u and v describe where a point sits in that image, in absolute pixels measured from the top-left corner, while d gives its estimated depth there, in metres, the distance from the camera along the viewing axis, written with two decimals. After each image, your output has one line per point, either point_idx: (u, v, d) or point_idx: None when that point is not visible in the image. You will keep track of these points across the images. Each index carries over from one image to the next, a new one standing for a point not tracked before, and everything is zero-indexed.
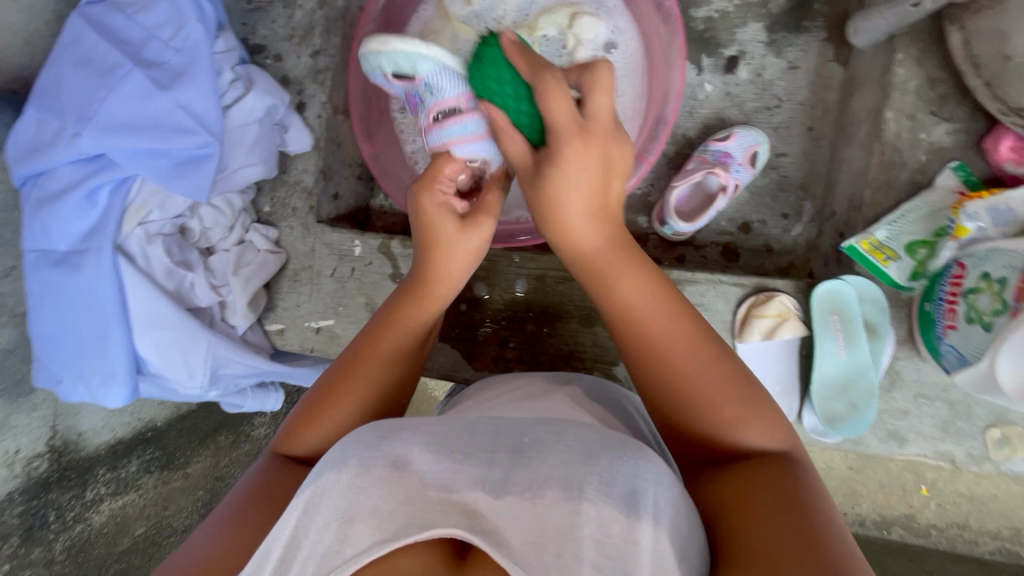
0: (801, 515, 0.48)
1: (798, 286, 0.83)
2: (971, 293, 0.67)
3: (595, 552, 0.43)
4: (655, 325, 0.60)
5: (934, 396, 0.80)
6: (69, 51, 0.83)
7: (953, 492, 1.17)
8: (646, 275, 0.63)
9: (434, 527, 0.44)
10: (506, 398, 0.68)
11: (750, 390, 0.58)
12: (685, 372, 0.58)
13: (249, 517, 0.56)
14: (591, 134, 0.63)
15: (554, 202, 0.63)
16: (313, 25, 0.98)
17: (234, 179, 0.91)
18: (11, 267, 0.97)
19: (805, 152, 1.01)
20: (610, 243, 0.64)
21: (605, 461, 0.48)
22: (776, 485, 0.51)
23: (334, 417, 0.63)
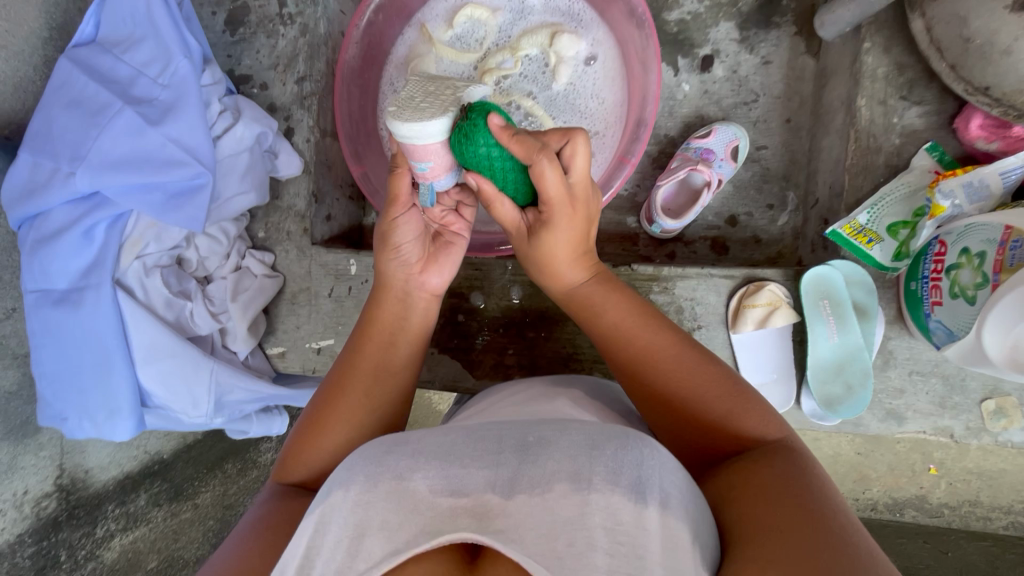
0: (795, 477, 0.52)
1: (787, 275, 0.85)
2: (954, 268, 0.68)
3: (607, 540, 0.44)
4: (643, 334, 0.66)
5: (928, 372, 0.81)
6: (60, 94, 0.85)
7: (961, 469, 1.17)
8: (633, 295, 0.71)
9: (449, 534, 0.45)
10: (505, 403, 0.69)
11: (737, 383, 0.62)
12: (673, 374, 0.63)
13: (257, 540, 0.56)
14: (574, 194, 0.65)
15: (540, 254, 0.70)
16: (296, 53, 1.01)
17: (228, 208, 0.93)
18: (11, 308, 0.97)
19: (785, 143, 1.03)
20: (592, 278, 0.71)
21: (609, 451, 0.49)
22: (774, 463, 0.54)
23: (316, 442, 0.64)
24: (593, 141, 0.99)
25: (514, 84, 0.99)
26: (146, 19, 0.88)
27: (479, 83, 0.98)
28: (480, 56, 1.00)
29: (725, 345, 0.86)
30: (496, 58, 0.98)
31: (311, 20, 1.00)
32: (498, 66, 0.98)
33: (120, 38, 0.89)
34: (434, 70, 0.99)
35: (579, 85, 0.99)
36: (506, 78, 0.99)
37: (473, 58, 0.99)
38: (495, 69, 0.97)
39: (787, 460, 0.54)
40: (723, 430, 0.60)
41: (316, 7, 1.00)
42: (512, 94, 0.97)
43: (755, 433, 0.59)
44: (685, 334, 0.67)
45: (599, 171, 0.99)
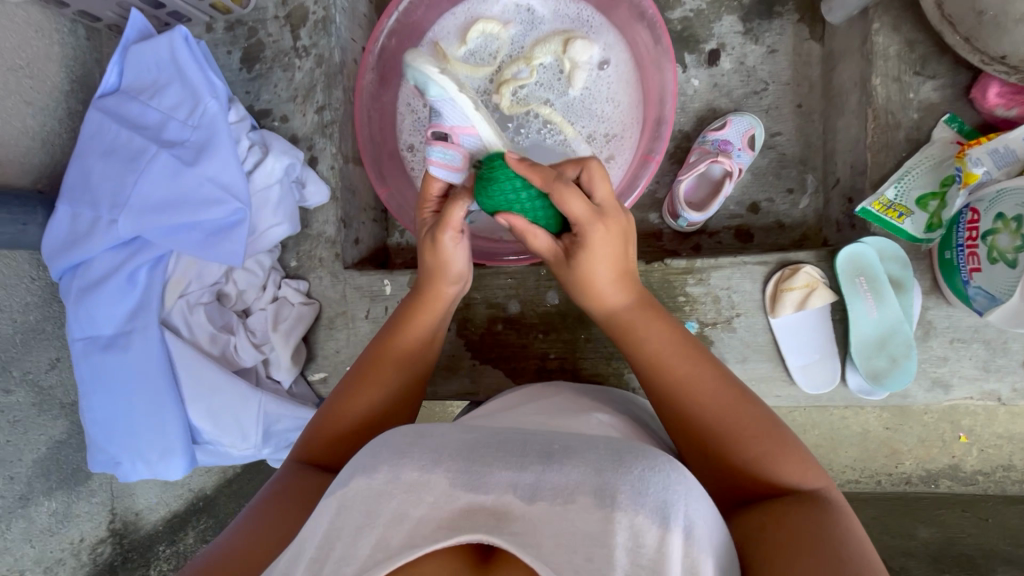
0: (829, 535, 0.51)
1: (819, 255, 0.86)
2: (989, 235, 0.70)
3: (628, 561, 0.43)
4: (682, 367, 0.64)
5: (969, 338, 0.82)
6: (94, 143, 0.87)
7: (992, 434, 1.19)
8: (676, 325, 0.69)
9: (466, 532, 0.44)
10: (530, 406, 0.71)
11: (776, 427, 0.60)
12: (712, 406, 0.61)
13: (266, 517, 0.58)
14: (608, 221, 0.65)
15: (578, 277, 0.68)
16: (314, 83, 1.03)
17: (264, 239, 0.94)
18: (55, 358, 0.99)
19: (799, 128, 1.05)
20: (634, 302, 0.69)
21: (637, 470, 0.48)
22: (807, 517, 0.53)
23: (338, 434, 0.67)
24: (612, 143, 1.02)
25: (530, 92, 1.03)
26: (170, 64, 0.90)
27: (496, 95, 1.02)
28: (495, 68, 1.03)
29: (765, 330, 0.88)
30: (511, 69, 1.01)
31: (326, 51, 1.02)
32: (513, 76, 1.01)
33: (144, 84, 0.91)
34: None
35: (594, 89, 1.02)
36: (522, 87, 1.02)
37: (488, 71, 1.03)
38: (511, 80, 1.00)
39: (822, 517, 0.53)
40: (756, 474, 0.58)
41: (330, 37, 1.02)
42: (529, 103, 1.01)
43: (791, 482, 0.57)
44: (732, 376, 0.65)
45: (622, 173, 1.01)
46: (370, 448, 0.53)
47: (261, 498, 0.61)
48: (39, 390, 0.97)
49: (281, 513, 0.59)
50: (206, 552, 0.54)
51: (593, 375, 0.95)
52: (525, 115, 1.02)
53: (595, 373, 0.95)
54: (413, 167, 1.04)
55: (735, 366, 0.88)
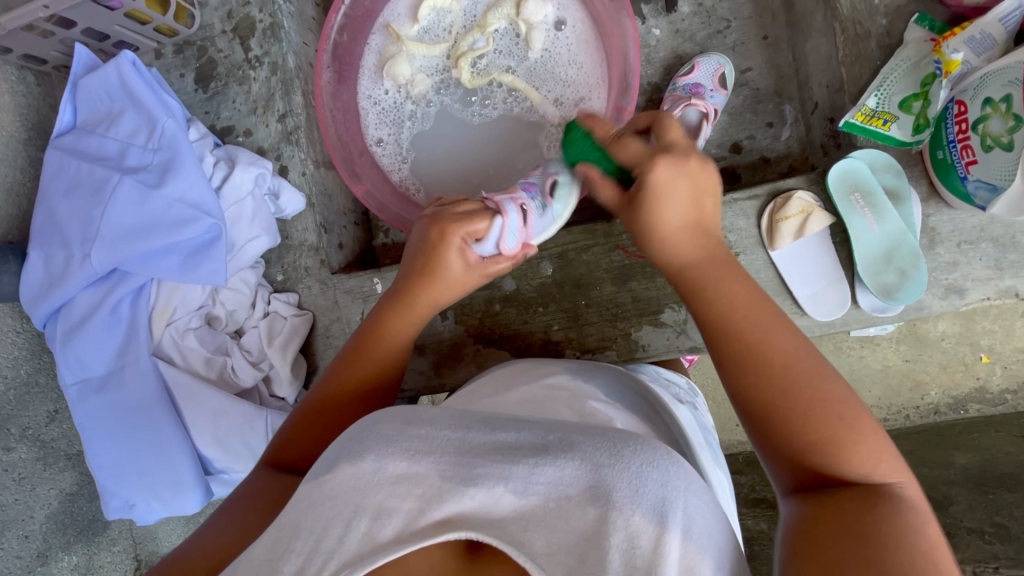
0: (895, 549, 0.42)
1: (810, 179, 0.84)
2: (980, 122, 0.68)
3: (622, 564, 0.43)
4: (756, 317, 0.55)
5: (976, 239, 0.80)
6: (57, 182, 0.85)
7: (1012, 350, 1.19)
8: (750, 282, 0.59)
9: (456, 529, 0.45)
10: (521, 389, 0.70)
11: (851, 406, 0.50)
12: (787, 366, 0.52)
13: (237, 519, 0.59)
14: (685, 163, 0.64)
15: (652, 221, 0.65)
16: (272, 92, 1.01)
17: (245, 254, 0.92)
18: (54, 411, 0.96)
19: (768, 60, 1.03)
20: (708, 254, 0.62)
21: (634, 465, 0.47)
22: (872, 524, 0.43)
23: (317, 436, 0.65)
24: (580, 106, 0.99)
25: (490, 61, 1.01)
26: (122, 91, 0.88)
27: (455, 69, 1.00)
28: (451, 43, 1.02)
29: (768, 265, 0.85)
30: (467, 41, 1.00)
31: (279, 57, 1.00)
32: (470, 47, 1.00)
33: (100, 116, 0.89)
34: (409, 67, 1.01)
35: (554, 51, 1.00)
36: (481, 57, 1.01)
37: (445, 47, 1.01)
38: (468, 52, 0.99)
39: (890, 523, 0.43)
40: (819, 458, 0.49)
41: (281, 43, 1.00)
42: (490, 73, 1.00)
43: (857, 475, 0.48)
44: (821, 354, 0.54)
45: None
46: (355, 433, 0.52)
47: (226, 509, 0.60)
48: (42, 444, 0.94)
49: (245, 521, 0.58)
50: (175, 556, 0.55)
51: (601, 340, 0.92)
52: (488, 85, 1.01)
53: (601, 337, 0.92)
54: (384, 155, 1.04)
55: None
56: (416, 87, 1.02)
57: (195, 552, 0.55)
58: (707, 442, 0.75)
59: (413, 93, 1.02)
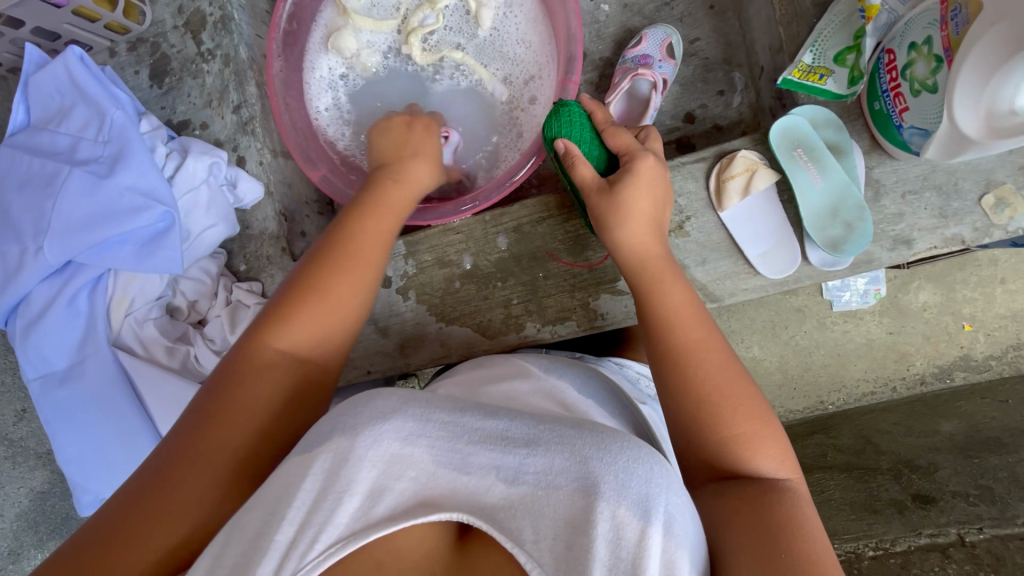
0: (792, 531, 0.49)
1: (754, 139, 0.85)
2: (908, 68, 0.69)
3: (608, 552, 0.44)
4: (710, 345, 0.61)
5: (920, 188, 0.81)
6: (9, 179, 0.86)
7: (994, 317, 1.21)
8: (692, 292, 0.66)
9: (444, 509, 0.47)
10: (498, 387, 0.71)
11: (768, 416, 0.57)
12: (722, 389, 0.58)
13: (168, 504, 0.52)
14: (647, 174, 0.71)
15: (604, 217, 0.71)
16: (225, 84, 1.02)
17: (200, 243, 0.93)
18: (21, 410, 0.96)
19: (716, 29, 1.04)
20: (661, 255, 0.69)
21: (621, 460, 0.48)
22: (777, 511, 0.51)
23: (261, 372, 0.59)
24: (532, 84, 1.00)
25: (440, 37, 1.02)
26: (71, 87, 0.89)
27: (405, 45, 1.00)
28: (401, 18, 1.02)
29: (719, 227, 0.86)
30: (417, 16, 0.99)
31: (231, 49, 1.01)
32: (420, 23, 0.99)
33: (51, 113, 0.90)
34: (356, 42, 1.02)
35: (504, 29, 1.01)
36: (431, 34, 1.01)
37: (394, 24, 1.02)
38: (419, 28, 0.98)
39: (792, 514, 0.51)
40: (732, 454, 0.56)
41: (232, 35, 1.01)
42: (441, 50, 1.01)
43: (761, 470, 0.55)
44: (758, 389, 0.59)
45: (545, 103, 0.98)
46: (349, 410, 0.51)
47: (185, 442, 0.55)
48: (10, 443, 0.94)
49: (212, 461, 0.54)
50: (114, 519, 0.51)
51: (562, 311, 0.93)
52: (439, 62, 1.02)
53: (562, 308, 0.93)
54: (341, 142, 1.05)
55: (697, 269, 0.86)
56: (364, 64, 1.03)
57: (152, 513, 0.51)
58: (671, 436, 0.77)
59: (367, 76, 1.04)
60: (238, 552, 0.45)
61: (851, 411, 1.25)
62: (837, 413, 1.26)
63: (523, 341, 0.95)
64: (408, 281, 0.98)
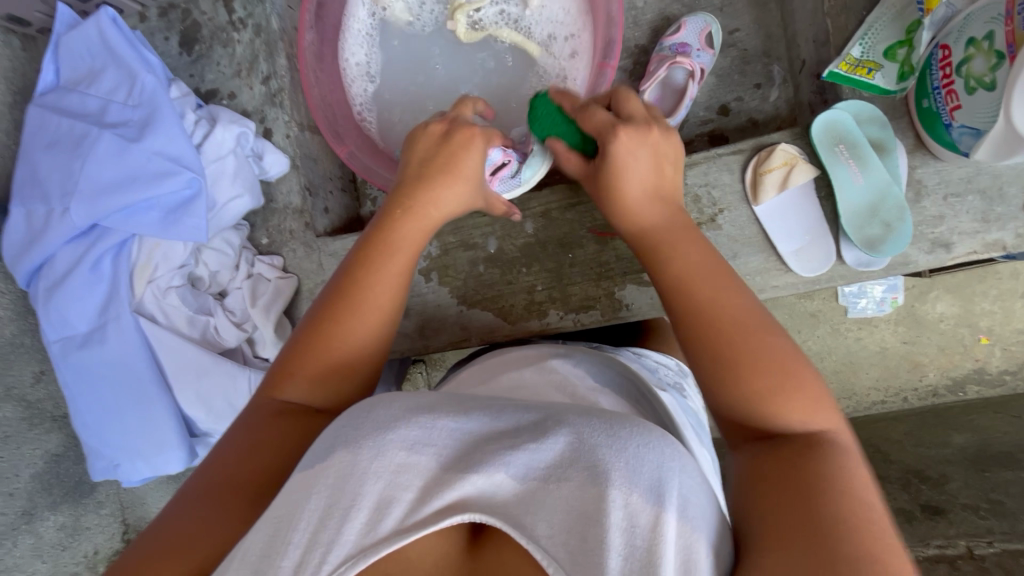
0: (832, 496, 0.46)
1: (794, 133, 0.83)
2: (964, 64, 0.67)
3: (623, 543, 0.42)
4: (722, 300, 0.58)
5: (963, 191, 0.79)
6: (37, 138, 0.85)
7: (1013, 331, 1.18)
8: (707, 247, 0.65)
9: (459, 513, 0.44)
10: (508, 377, 0.71)
11: (798, 370, 0.54)
12: (733, 347, 0.55)
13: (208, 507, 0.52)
14: (650, 134, 0.70)
15: (618, 167, 0.69)
16: (256, 54, 1.00)
17: (225, 214, 0.92)
18: (39, 372, 0.96)
19: (757, 20, 1.01)
20: (672, 219, 0.68)
21: (631, 447, 0.46)
22: (809, 468, 0.48)
23: (310, 358, 0.62)
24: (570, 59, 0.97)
25: (486, 16, 1.00)
26: (102, 49, 0.88)
27: (451, 21, 0.99)
28: None
29: (752, 222, 0.84)
30: None
31: (263, 19, 1.00)
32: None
33: (80, 74, 0.89)
34: None
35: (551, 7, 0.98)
36: (478, 11, 0.99)
37: None
38: (464, 5, 0.97)
39: (829, 470, 0.48)
40: (758, 415, 0.53)
41: (264, 4, 1.00)
42: (486, 28, 0.99)
43: (793, 425, 0.52)
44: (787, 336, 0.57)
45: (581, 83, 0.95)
46: (351, 418, 0.49)
47: (216, 460, 0.57)
48: (28, 405, 0.94)
49: (240, 472, 0.55)
50: (148, 534, 0.52)
51: (586, 299, 0.92)
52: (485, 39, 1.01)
53: (586, 296, 0.91)
54: (359, 95, 1.03)
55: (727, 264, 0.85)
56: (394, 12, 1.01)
57: (175, 520, 0.52)
58: (694, 425, 0.73)
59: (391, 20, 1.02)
60: (252, 560, 0.44)
61: (860, 419, 1.25)
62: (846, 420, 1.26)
63: (545, 329, 0.93)
64: (431, 262, 0.97)
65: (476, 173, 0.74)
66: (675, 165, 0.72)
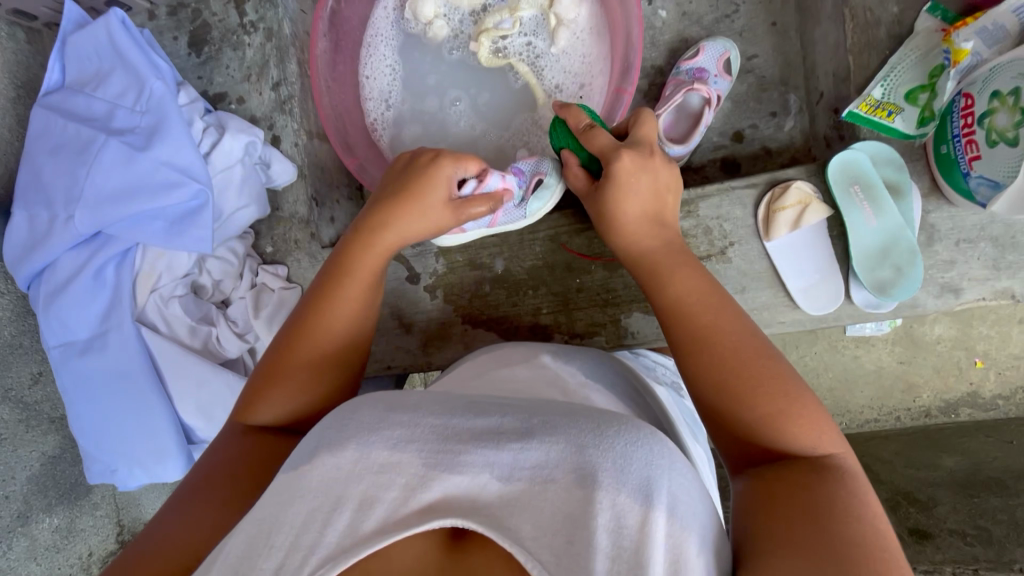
0: (840, 517, 0.45)
1: (810, 170, 0.83)
2: (986, 117, 0.66)
3: (609, 544, 0.40)
4: (720, 325, 0.56)
5: (975, 238, 0.78)
6: (42, 141, 0.84)
7: (1007, 356, 1.16)
8: (705, 275, 0.62)
9: (441, 517, 0.42)
10: (500, 373, 0.67)
11: (798, 387, 0.52)
12: (739, 368, 0.53)
13: (211, 512, 0.53)
14: (651, 161, 0.68)
15: (610, 205, 0.68)
16: (266, 59, 0.98)
17: (232, 223, 0.91)
18: (37, 373, 0.95)
19: (776, 47, 1.00)
20: (666, 245, 0.65)
21: (619, 446, 0.44)
22: (820, 492, 0.46)
23: (280, 387, 0.60)
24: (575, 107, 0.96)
25: (512, 45, 0.98)
26: (110, 50, 0.86)
27: (473, 43, 0.97)
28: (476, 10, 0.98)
29: (762, 257, 0.84)
30: (493, 18, 0.96)
31: (275, 23, 0.98)
32: (495, 25, 0.96)
33: (88, 76, 0.87)
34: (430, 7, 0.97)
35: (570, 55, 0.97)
36: (504, 38, 0.97)
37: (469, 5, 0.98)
38: (491, 31, 0.95)
39: (839, 489, 0.46)
40: (771, 438, 0.51)
41: (277, 8, 0.97)
42: (508, 57, 0.97)
43: (804, 447, 0.50)
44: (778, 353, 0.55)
45: None
46: (336, 420, 0.48)
47: (201, 476, 0.56)
48: (25, 407, 0.94)
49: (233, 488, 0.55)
50: (133, 551, 0.50)
51: (592, 325, 0.91)
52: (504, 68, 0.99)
53: (592, 321, 0.91)
54: (370, 103, 1.01)
55: (735, 297, 0.84)
56: (433, 31, 0.98)
57: (169, 532, 0.51)
58: (688, 422, 0.73)
59: (429, 37, 0.99)
60: (231, 564, 0.42)
61: (854, 435, 1.22)
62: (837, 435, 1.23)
63: None
64: (437, 280, 0.96)
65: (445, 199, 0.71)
66: (673, 191, 0.71)
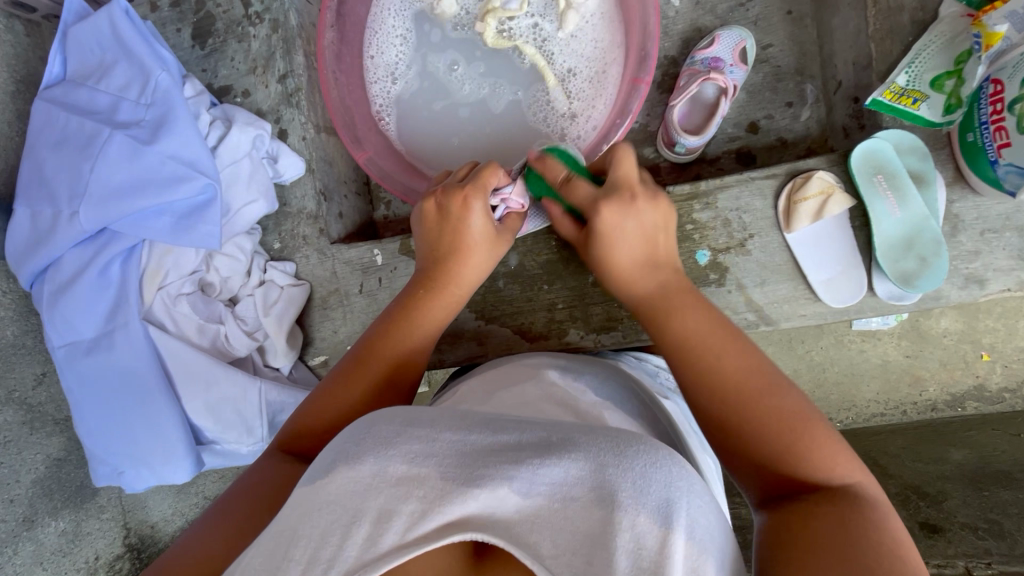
0: (863, 540, 0.44)
1: (830, 160, 0.81)
2: (1017, 103, 0.65)
3: (630, 565, 0.38)
4: (726, 363, 0.56)
5: (1001, 228, 0.77)
6: (44, 135, 0.82)
7: (1015, 349, 1.15)
8: (711, 311, 0.62)
9: (462, 531, 0.40)
10: (510, 392, 0.64)
11: (808, 415, 0.53)
12: (741, 405, 0.53)
13: (230, 529, 0.52)
14: (630, 203, 0.67)
15: (602, 253, 0.68)
16: (272, 51, 0.96)
17: (240, 218, 0.89)
18: (41, 374, 0.93)
19: (791, 36, 0.98)
20: (663, 287, 0.65)
21: (637, 465, 0.42)
22: (836, 519, 0.46)
23: (337, 408, 0.61)
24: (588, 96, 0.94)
25: (519, 26, 0.96)
26: (113, 41, 0.84)
27: (480, 23, 0.95)
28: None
29: (783, 249, 0.82)
30: None
31: (280, 14, 0.95)
32: (502, 6, 0.94)
33: (90, 68, 0.85)
34: None
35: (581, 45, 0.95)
36: (510, 19, 0.95)
37: None
38: (498, 10, 0.93)
39: (864, 526, 0.45)
40: (781, 465, 0.51)
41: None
42: (514, 39, 0.95)
43: (819, 477, 0.50)
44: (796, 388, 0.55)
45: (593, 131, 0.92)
46: (353, 435, 0.46)
47: (226, 500, 0.56)
48: (29, 408, 0.92)
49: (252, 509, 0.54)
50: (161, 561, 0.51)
51: (609, 319, 0.89)
52: (510, 52, 0.96)
53: (608, 316, 0.89)
54: (380, 96, 1.00)
55: (755, 291, 0.82)
56: (441, 7, 0.96)
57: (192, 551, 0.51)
58: (696, 431, 0.71)
59: (436, 13, 0.97)
60: (252, 571, 0.40)
61: (857, 431, 1.20)
62: (844, 431, 1.21)
63: (564, 348, 0.91)
64: None
65: (486, 227, 0.71)
66: (669, 229, 0.70)
